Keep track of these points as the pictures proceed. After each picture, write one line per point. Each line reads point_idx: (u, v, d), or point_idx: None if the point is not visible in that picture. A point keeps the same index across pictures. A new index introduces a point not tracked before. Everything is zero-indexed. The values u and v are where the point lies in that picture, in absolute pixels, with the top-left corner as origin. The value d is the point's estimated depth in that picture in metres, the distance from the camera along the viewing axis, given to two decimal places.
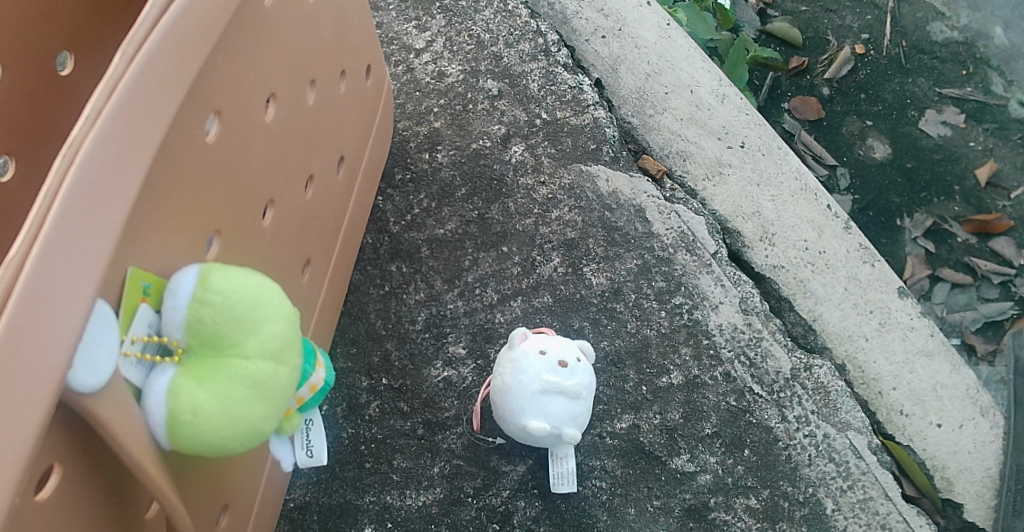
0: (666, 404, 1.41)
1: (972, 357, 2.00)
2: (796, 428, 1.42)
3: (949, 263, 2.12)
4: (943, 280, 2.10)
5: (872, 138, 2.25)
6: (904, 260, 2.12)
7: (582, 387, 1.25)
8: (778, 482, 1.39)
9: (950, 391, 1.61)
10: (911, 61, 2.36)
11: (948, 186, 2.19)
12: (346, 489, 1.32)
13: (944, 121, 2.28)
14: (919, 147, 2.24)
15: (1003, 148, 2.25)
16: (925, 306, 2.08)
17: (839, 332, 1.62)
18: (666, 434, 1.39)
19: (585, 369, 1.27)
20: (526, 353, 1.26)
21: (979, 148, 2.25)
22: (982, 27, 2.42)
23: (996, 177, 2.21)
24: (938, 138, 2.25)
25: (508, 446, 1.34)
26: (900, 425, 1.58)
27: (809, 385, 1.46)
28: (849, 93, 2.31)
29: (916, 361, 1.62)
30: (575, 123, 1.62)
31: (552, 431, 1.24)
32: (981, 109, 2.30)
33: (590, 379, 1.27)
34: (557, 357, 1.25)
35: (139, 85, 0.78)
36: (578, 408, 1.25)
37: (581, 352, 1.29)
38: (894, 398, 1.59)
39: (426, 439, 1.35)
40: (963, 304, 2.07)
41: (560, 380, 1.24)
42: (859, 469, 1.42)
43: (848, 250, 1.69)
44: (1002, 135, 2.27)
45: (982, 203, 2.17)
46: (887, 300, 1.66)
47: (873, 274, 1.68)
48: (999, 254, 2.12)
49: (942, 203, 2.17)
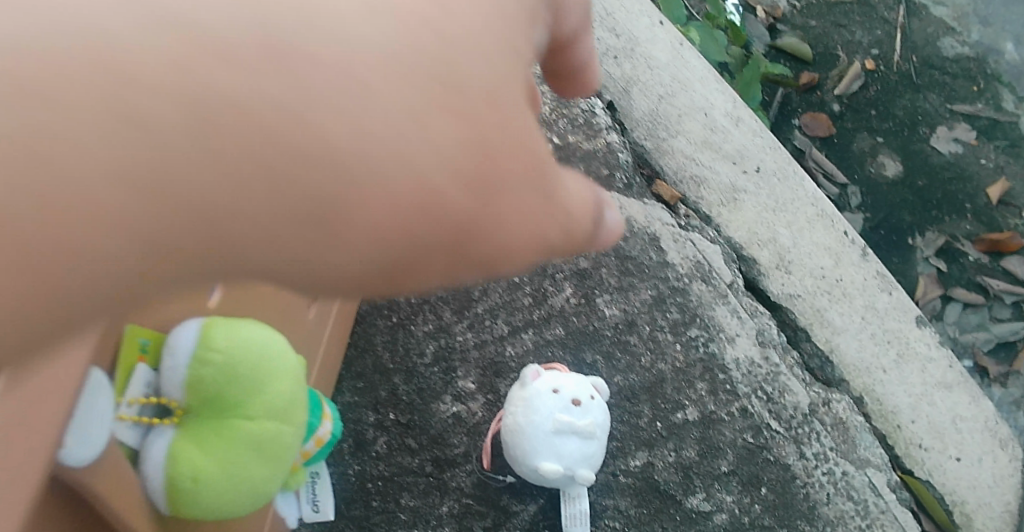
0: (682, 440, 1.37)
1: (984, 380, 1.98)
2: (814, 465, 1.38)
3: (961, 283, 2.08)
4: (954, 300, 2.07)
5: (883, 155, 2.21)
6: (916, 279, 2.08)
7: (596, 423, 1.21)
8: (795, 522, 1.35)
9: (969, 424, 1.57)
10: (922, 77, 2.31)
11: (961, 205, 2.15)
12: (353, 528, 1.28)
13: (955, 138, 2.23)
14: (931, 165, 2.20)
15: (1015, 165, 2.21)
16: (936, 327, 2.05)
17: (856, 363, 1.57)
18: (681, 472, 1.35)
19: (598, 405, 1.23)
20: (536, 390, 1.23)
21: (990, 165, 2.21)
22: (995, 43, 2.37)
23: (1008, 194, 2.17)
24: (949, 156, 2.21)
25: (518, 485, 1.30)
26: (919, 459, 1.52)
27: (827, 420, 1.41)
28: (860, 109, 2.27)
29: (935, 393, 1.58)
30: (587, 148, 1.59)
31: (567, 472, 1.20)
32: (992, 126, 2.26)
33: (603, 414, 1.23)
34: (570, 393, 1.22)
35: None
36: (593, 447, 1.21)
37: (594, 387, 1.25)
38: (913, 431, 1.54)
39: (435, 477, 1.31)
40: (975, 324, 2.05)
41: (574, 417, 1.20)
42: (878, 508, 1.38)
43: (865, 278, 1.66)
44: (1012, 152, 2.22)
45: (993, 223, 2.14)
46: (905, 330, 1.62)
47: (891, 303, 1.64)
48: (1011, 274, 2.09)
49: (954, 222, 2.13)
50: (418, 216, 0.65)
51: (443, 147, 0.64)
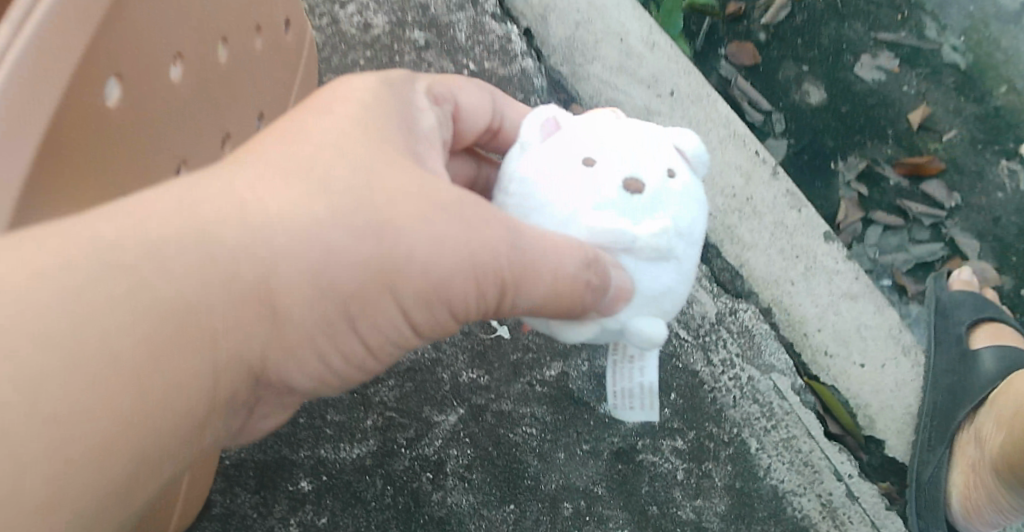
0: (595, 350, 1.43)
1: (902, 298, 1.87)
2: (720, 371, 1.47)
3: (882, 207, 1.92)
4: (875, 223, 1.92)
5: (808, 83, 2.00)
6: (837, 203, 1.92)
7: (643, 238, 0.99)
8: (703, 424, 1.43)
9: (874, 332, 1.65)
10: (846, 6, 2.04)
11: (882, 130, 1.95)
12: (281, 444, 1.34)
13: (879, 66, 1.99)
14: (853, 94, 1.98)
15: (938, 93, 1.97)
16: (856, 250, 1.91)
17: (764, 277, 1.65)
18: (595, 380, 1.41)
19: (647, 203, 1.00)
20: (537, 157, 1.05)
21: (912, 92, 1.97)
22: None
23: (929, 121, 1.95)
24: (873, 85, 1.98)
25: (438, 395, 1.38)
26: (824, 366, 1.61)
27: (734, 329, 1.50)
28: (787, 38, 2.03)
29: (841, 304, 1.65)
30: (503, 73, 1.74)
31: (613, 323, 1.03)
32: (916, 53, 2.00)
33: (663, 227, 1.00)
34: (596, 181, 1.01)
35: (20, 69, 0.87)
36: (645, 267, 1.02)
37: (654, 173, 1.02)
38: (818, 339, 1.63)
39: (358, 393, 1.37)
40: (894, 246, 1.91)
41: (603, 215, 1.00)
42: (783, 410, 1.47)
43: (775, 196, 1.71)
44: (936, 80, 1.98)
45: (914, 148, 1.94)
46: (813, 245, 1.69)
47: (799, 220, 1.70)
48: (930, 198, 1.92)
49: (876, 146, 1.94)
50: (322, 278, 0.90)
51: (284, 281, 0.89)
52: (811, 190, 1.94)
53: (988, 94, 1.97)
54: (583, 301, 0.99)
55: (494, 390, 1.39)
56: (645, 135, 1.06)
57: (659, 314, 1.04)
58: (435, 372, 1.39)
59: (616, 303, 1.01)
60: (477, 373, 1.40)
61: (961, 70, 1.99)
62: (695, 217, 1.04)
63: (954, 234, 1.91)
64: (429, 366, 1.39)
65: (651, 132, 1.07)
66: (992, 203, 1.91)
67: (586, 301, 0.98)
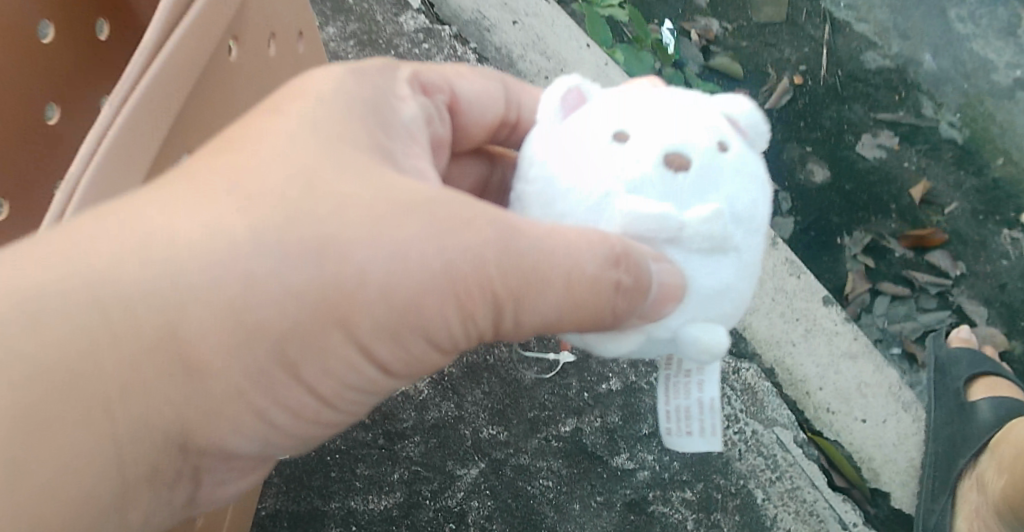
0: (607, 407, 1.53)
1: (913, 367, 1.93)
2: (726, 425, 1.56)
3: (889, 277, 2.00)
4: (883, 293, 1.98)
5: (812, 162, 2.09)
6: (845, 275, 1.99)
7: (692, 224, 0.95)
8: (711, 476, 1.52)
9: (874, 388, 1.73)
10: (846, 89, 2.17)
11: (885, 205, 2.04)
12: (314, 496, 1.46)
13: (879, 144, 2.10)
14: (856, 171, 2.07)
15: (936, 167, 2.08)
16: (865, 321, 1.97)
17: (767, 338, 1.76)
18: (606, 435, 1.51)
19: (695, 182, 0.96)
20: (567, 127, 1.02)
21: (913, 168, 2.07)
22: (913, 54, 2.20)
23: (930, 194, 2.05)
24: (874, 162, 2.08)
25: (460, 450, 1.49)
26: (826, 421, 1.71)
27: (737, 386, 1.60)
28: (790, 122, 2.13)
29: (841, 362, 1.75)
30: None
31: (661, 330, 1.00)
32: (914, 132, 2.11)
33: (715, 211, 0.95)
34: (637, 155, 0.96)
35: (123, 135, 1.00)
36: (693, 254, 0.97)
37: (702, 149, 0.97)
38: (820, 396, 1.72)
39: (386, 448, 1.48)
40: (903, 315, 1.97)
41: (646, 194, 0.95)
42: (787, 462, 1.55)
43: (775, 264, 1.82)
44: (935, 155, 2.09)
45: (918, 220, 2.03)
46: (813, 308, 1.79)
47: (798, 285, 1.80)
48: (936, 268, 1.99)
49: (880, 220, 2.03)
50: (249, 312, 0.89)
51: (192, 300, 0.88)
52: (819, 264, 2.01)
53: (986, 166, 2.08)
54: (624, 300, 0.96)
55: (512, 445, 1.49)
56: (694, 107, 1.01)
57: (715, 316, 0.99)
58: (458, 428, 1.50)
59: (665, 302, 0.97)
60: (497, 429, 1.50)
61: (960, 144, 2.10)
62: (754, 201, 1.00)
63: (961, 301, 1.98)
64: (452, 423, 1.50)
65: (701, 103, 1.02)
66: (996, 270, 1.99)
67: (623, 299, 0.95)
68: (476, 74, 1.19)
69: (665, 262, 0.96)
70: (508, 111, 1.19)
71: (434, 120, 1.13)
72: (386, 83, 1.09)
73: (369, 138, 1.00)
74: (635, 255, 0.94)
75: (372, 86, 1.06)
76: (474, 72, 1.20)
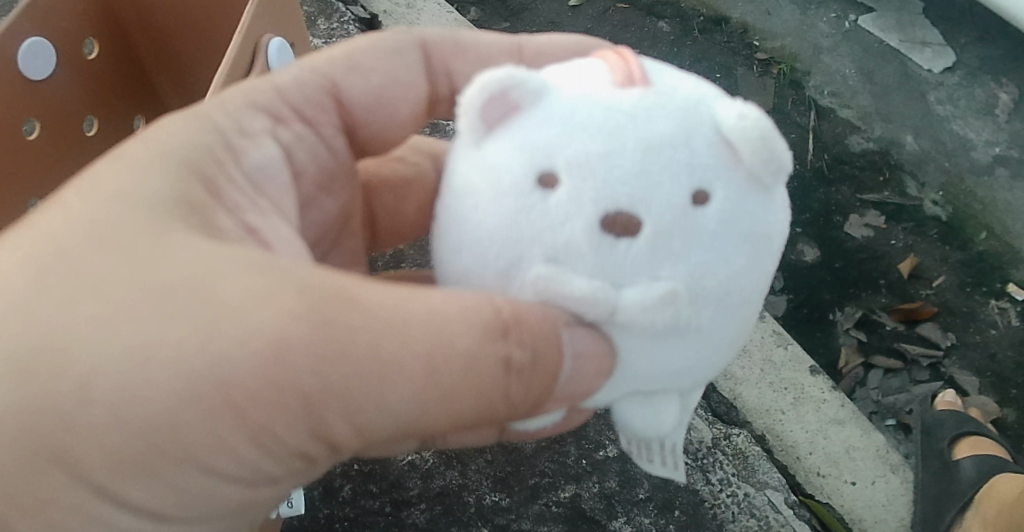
0: (604, 473, 1.61)
1: (909, 438, 2.00)
2: (719, 489, 1.63)
3: (881, 350, 2.07)
4: (876, 366, 2.05)
5: (802, 242, 2.18)
6: (837, 349, 2.06)
7: (626, 310, 0.96)
8: None
9: (862, 452, 1.81)
10: (833, 171, 2.28)
11: (874, 281, 2.13)
12: None
13: (866, 224, 2.20)
14: (844, 249, 2.17)
15: (922, 244, 2.18)
16: (860, 395, 2.03)
17: (758, 406, 1.83)
18: (604, 500, 1.59)
19: (637, 264, 0.96)
20: (502, 148, 1.00)
21: (900, 246, 2.18)
22: (895, 136, 2.33)
23: (918, 269, 2.15)
24: (862, 240, 2.18)
25: (464, 517, 1.57)
26: (818, 485, 1.77)
27: (728, 451, 1.67)
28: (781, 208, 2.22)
29: (829, 428, 1.83)
30: None
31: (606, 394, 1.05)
32: (900, 210, 2.22)
33: (655, 303, 0.95)
34: (572, 225, 0.95)
35: None
36: (635, 327, 0.98)
37: (659, 215, 0.95)
38: (811, 461, 1.79)
39: (393, 515, 1.57)
40: (897, 387, 2.04)
41: (573, 269, 0.96)
42: (779, 522, 1.61)
43: (763, 335, 1.92)
44: (920, 232, 2.20)
45: (907, 295, 2.11)
46: (800, 377, 1.88)
47: (786, 355, 1.90)
48: (927, 339, 2.07)
49: (869, 296, 2.11)
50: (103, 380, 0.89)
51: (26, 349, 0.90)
52: (813, 340, 2.07)
53: (970, 241, 2.19)
54: (543, 362, 0.98)
55: (514, 511, 1.58)
56: (666, 159, 0.96)
57: (649, 383, 1.05)
58: (463, 496, 1.59)
59: (591, 376, 1.00)
60: (500, 496, 1.59)
61: (944, 221, 2.21)
62: (719, 278, 0.98)
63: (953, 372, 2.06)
64: (456, 491, 1.59)
65: (678, 147, 0.97)
66: (986, 340, 2.07)
67: (520, 377, 0.97)
68: (367, 57, 1.24)
69: (593, 333, 0.99)
70: (434, 85, 1.27)
71: (325, 147, 1.22)
72: (234, 121, 1.13)
73: (174, 197, 0.99)
74: (551, 332, 0.97)
75: (212, 132, 1.10)
76: (379, 46, 1.24)
